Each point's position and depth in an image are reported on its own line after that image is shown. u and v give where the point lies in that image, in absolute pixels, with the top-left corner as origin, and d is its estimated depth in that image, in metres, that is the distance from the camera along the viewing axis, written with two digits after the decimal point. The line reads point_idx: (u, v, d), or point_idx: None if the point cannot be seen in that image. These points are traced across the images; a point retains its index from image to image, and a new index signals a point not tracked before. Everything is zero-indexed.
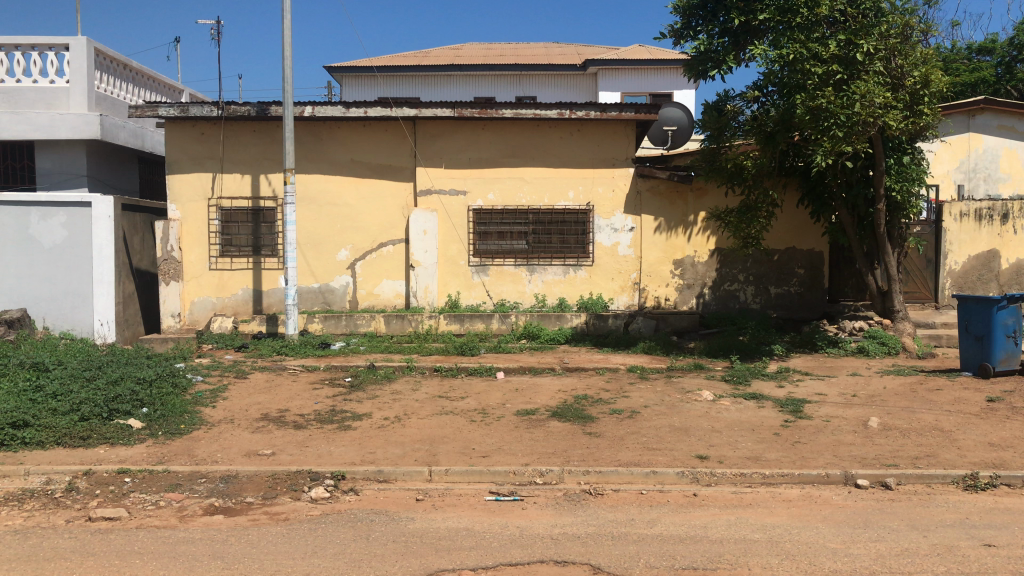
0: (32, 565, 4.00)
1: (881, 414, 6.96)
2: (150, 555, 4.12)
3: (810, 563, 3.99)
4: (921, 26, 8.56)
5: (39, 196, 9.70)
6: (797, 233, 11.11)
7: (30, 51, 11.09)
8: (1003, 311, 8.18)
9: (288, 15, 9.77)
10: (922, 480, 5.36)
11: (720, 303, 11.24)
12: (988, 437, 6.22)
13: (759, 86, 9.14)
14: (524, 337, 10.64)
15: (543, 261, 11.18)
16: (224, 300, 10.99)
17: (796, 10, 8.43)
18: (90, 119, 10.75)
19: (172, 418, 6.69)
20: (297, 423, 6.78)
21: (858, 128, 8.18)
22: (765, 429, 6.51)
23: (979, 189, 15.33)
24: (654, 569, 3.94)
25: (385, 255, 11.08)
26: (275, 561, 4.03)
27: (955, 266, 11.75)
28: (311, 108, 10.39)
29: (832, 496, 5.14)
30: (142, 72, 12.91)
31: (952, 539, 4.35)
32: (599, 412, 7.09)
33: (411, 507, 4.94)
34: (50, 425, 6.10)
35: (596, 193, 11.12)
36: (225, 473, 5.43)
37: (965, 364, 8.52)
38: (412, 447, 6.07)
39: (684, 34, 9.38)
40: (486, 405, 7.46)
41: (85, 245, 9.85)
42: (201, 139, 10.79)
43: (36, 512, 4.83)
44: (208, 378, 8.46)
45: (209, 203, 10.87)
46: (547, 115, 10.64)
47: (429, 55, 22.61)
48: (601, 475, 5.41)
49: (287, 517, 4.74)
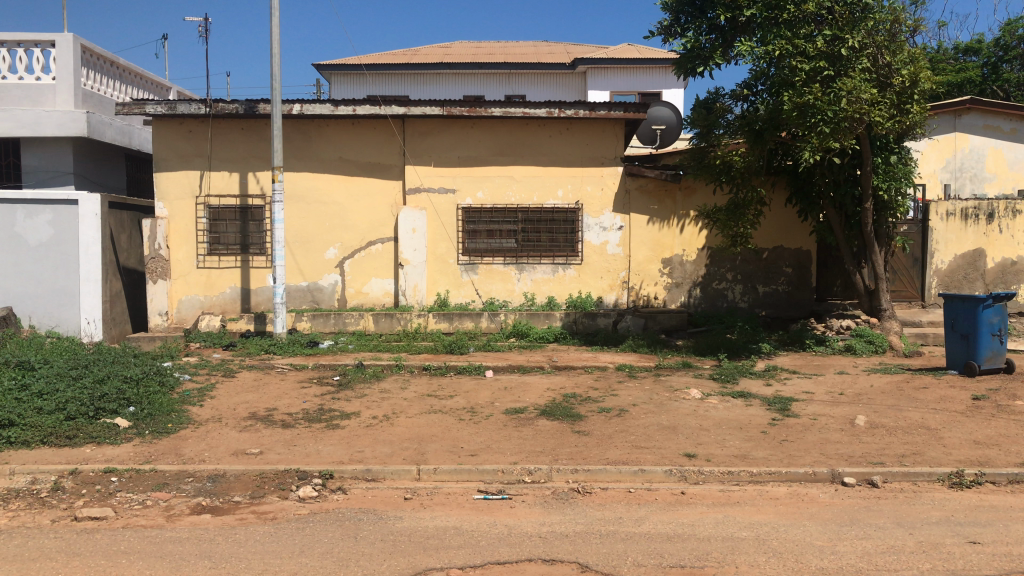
0: (16, 565, 3.97)
1: (868, 412, 7.01)
2: (138, 554, 4.10)
3: (797, 561, 4.01)
4: (909, 23, 8.63)
5: (25, 194, 9.61)
6: (785, 232, 11.19)
7: (17, 48, 11.00)
8: (988, 309, 8.23)
9: (277, 13, 9.73)
10: (908, 478, 5.39)
11: (709, 302, 11.29)
12: (974, 435, 6.27)
13: (749, 84, 9.24)
14: (512, 336, 10.61)
15: (533, 260, 11.18)
16: (213, 299, 10.92)
17: (783, 7, 8.48)
18: (77, 116, 10.66)
19: (159, 418, 6.64)
20: (286, 422, 6.74)
21: (845, 125, 8.19)
22: (753, 427, 6.54)
23: (965, 189, 15.47)
24: (642, 568, 3.95)
25: (374, 254, 11.05)
26: (263, 560, 4.01)
27: (941, 265, 11.85)
28: (299, 105, 10.33)
29: (818, 494, 5.16)
30: (129, 69, 12.81)
31: (938, 536, 4.38)
32: (587, 411, 7.08)
33: (399, 506, 4.92)
34: (36, 424, 6.04)
35: (585, 192, 11.12)
36: (213, 472, 5.40)
37: (953, 362, 8.58)
38: (400, 446, 6.05)
39: (674, 31, 9.40)
40: (475, 404, 7.44)
41: (71, 243, 9.76)
42: (189, 137, 10.72)
43: (21, 512, 4.78)
44: (195, 377, 8.39)
45: (197, 201, 10.79)
46: (536, 114, 10.62)
47: (418, 53, 22.54)
48: (589, 474, 5.42)
49: (275, 516, 4.72)
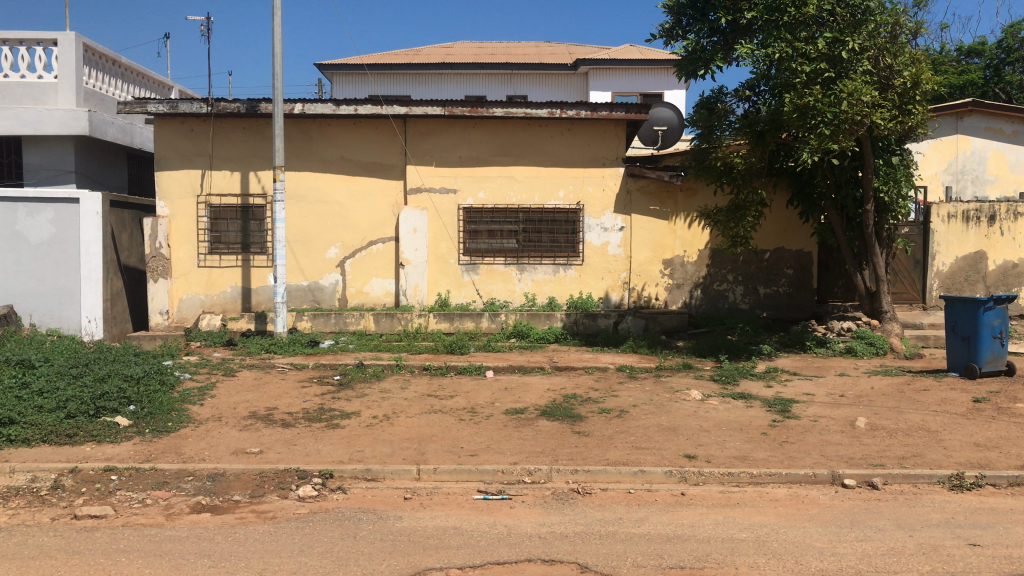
0: (16, 563, 3.97)
1: (869, 414, 7.00)
2: (136, 554, 4.09)
3: (796, 562, 4.01)
4: (911, 26, 8.61)
5: (27, 192, 9.64)
6: (785, 234, 11.19)
7: (18, 46, 10.96)
8: (990, 311, 8.23)
9: (279, 13, 9.74)
10: (909, 480, 5.39)
11: (709, 303, 11.30)
12: (974, 437, 6.27)
13: (750, 85, 9.21)
14: (513, 337, 10.60)
15: (533, 261, 11.17)
16: (213, 298, 10.93)
17: (784, 10, 8.47)
18: (79, 115, 10.68)
19: (159, 416, 6.64)
20: (286, 421, 6.75)
21: (845, 127, 8.18)
22: (753, 429, 6.53)
23: (966, 191, 15.49)
24: (641, 568, 3.95)
25: (374, 254, 11.05)
26: (262, 559, 4.01)
27: (942, 268, 11.84)
28: (301, 105, 10.34)
29: (819, 496, 5.16)
30: (130, 68, 12.78)
31: (938, 538, 4.37)
32: (587, 411, 7.10)
33: (399, 506, 4.92)
34: (36, 423, 6.03)
35: (586, 193, 11.11)
36: (213, 471, 5.40)
37: (953, 364, 8.58)
38: (400, 446, 6.04)
39: (676, 33, 9.37)
40: (475, 404, 7.43)
41: (72, 241, 9.78)
42: (190, 136, 10.72)
43: (21, 509, 4.79)
44: (196, 376, 8.38)
45: (197, 200, 10.79)
46: (537, 114, 10.63)
47: (419, 53, 22.52)
48: (589, 474, 5.41)
49: (275, 516, 4.71)
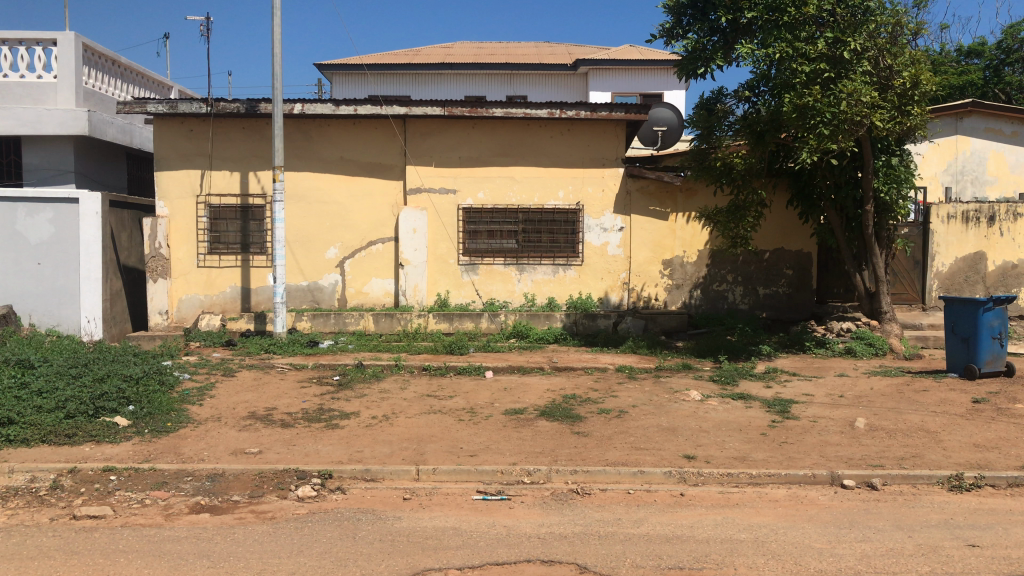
0: (15, 564, 3.96)
1: (868, 415, 7.01)
2: (135, 554, 4.09)
3: (795, 562, 4.01)
4: (911, 26, 8.62)
5: (26, 192, 9.64)
6: (785, 234, 11.19)
7: (18, 46, 10.97)
8: (988, 312, 8.23)
9: (278, 13, 9.73)
10: (908, 481, 5.39)
11: (709, 303, 11.30)
12: (973, 437, 6.27)
13: (750, 85, 9.21)
14: (512, 337, 10.62)
15: (533, 261, 11.17)
16: (213, 298, 10.92)
17: (784, 9, 8.46)
18: (78, 115, 10.67)
19: (158, 416, 6.64)
20: (285, 421, 6.75)
21: (845, 127, 8.19)
22: (753, 429, 6.53)
23: (966, 192, 15.50)
24: (640, 568, 3.95)
25: (374, 254, 11.05)
26: (261, 560, 4.00)
27: (941, 268, 11.84)
28: (300, 105, 10.33)
29: (818, 496, 5.16)
30: (130, 68, 12.79)
31: (936, 539, 4.37)
32: (587, 412, 7.10)
33: (398, 506, 4.92)
34: (35, 423, 6.02)
35: (586, 193, 11.12)
36: (212, 471, 5.40)
37: (953, 365, 8.59)
38: (399, 446, 6.04)
39: (676, 33, 9.37)
40: (474, 405, 7.44)
41: (71, 240, 9.77)
42: (190, 136, 10.72)
43: (20, 509, 4.78)
44: (195, 377, 8.37)
45: (197, 200, 10.79)
46: (537, 115, 10.62)
47: (419, 53, 22.51)
48: (589, 475, 5.40)
49: (273, 516, 4.71)
